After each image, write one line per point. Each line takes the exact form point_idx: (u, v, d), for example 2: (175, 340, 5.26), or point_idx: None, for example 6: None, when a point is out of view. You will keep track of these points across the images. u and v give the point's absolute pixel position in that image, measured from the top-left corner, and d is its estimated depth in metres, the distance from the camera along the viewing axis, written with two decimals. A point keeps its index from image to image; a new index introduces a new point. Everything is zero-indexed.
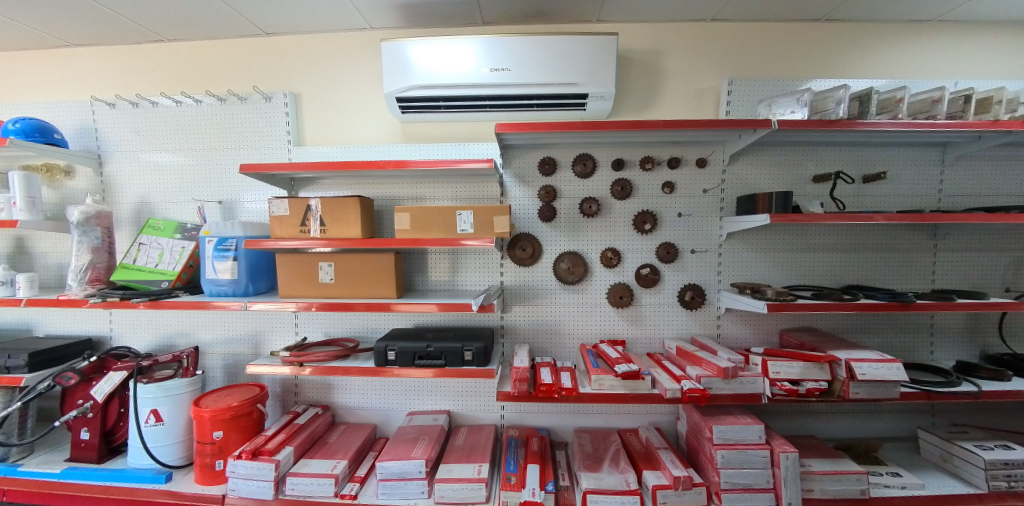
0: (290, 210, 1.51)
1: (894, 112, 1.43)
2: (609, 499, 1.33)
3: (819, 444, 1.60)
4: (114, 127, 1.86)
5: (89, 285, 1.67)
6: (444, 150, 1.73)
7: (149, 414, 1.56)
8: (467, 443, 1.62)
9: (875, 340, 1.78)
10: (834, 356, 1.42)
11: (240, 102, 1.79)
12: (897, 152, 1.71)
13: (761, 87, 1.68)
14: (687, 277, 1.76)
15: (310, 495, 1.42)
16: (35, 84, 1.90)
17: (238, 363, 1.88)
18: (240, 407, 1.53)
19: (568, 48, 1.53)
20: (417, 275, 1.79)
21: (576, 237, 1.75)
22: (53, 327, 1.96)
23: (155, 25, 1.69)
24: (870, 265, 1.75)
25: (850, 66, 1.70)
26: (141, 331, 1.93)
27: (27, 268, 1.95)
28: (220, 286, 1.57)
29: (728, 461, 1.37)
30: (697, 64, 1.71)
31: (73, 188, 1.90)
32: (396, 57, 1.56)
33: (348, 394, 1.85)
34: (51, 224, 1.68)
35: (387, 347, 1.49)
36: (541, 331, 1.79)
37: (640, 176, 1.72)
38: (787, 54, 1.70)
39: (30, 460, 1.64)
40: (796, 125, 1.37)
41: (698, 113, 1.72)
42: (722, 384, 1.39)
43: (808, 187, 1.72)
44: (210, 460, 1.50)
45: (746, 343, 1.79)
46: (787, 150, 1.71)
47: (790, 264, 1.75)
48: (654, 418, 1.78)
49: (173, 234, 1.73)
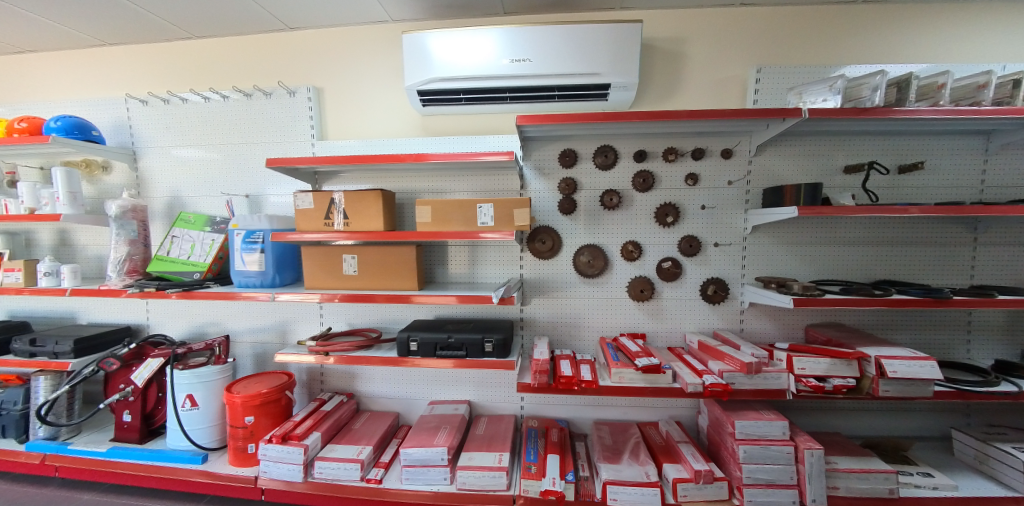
0: (315, 204, 1.55)
1: (935, 99, 1.37)
2: (629, 490, 1.34)
3: (844, 441, 1.57)
4: (147, 123, 1.93)
5: (127, 276, 1.75)
6: (463, 143, 1.72)
7: (185, 399, 1.63)
8: (487, 432, 1.65)
9: (907, 337, 1.72)
10: (864, 353, 1.39)
11: (264, 97, 1.83)
12: (937, 141, 1.63)
13: (790, 75, 1.62)
14: (710, 271, 1.73)
15: (337, 478, 1.48)
16: (72, 83, 1.97)
17: (266, 351, 1.95)
18: (269, 394, 1.58)
19: (591, 38, 1.50)
20: (438, 267, 1.81)
21: (596, 230, 1.73)
22: (95, 315, 2.06)
23: (184, 22, 1.73)
24: (903, 260, 1.68)
25: (887, 50, 1.62)
26: (175, 319, 2.01)
27: (69, 259, 2.06)
28: (248, 278, 1.63)
29: (750, 456, 1.36)
30: (724, 52, 1.66)
31: (110, 183, 1.98)
32: (417, 49, 1.56)
33: (371, 382, 1.90)
34: (90, 218, 1.75)
35: (409, 337, 1.52)
36: (560, 324, 1.79)
37: (663, 168, 1.69)
38: (819, 39, 1.63)
39: (78, 439, 1.75)
40: (827, 115, 1.32)
41: (723, 103, 1.68)
42: (745, 379, 1.38)
43: (838, 178, 1.66)
44: (242, 443, 1.57)
45: (770, 338, 1.75)
46: (817, 140, 1.65)
47: (817, 259, 1.70)
48: (674, 412, 1.78)
49: (203, 227, 1.80)
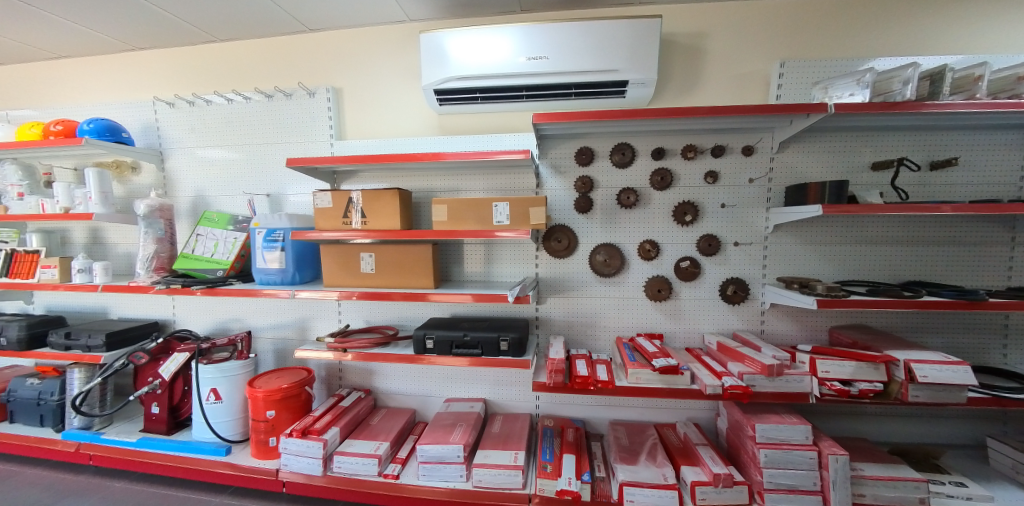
0: (333, 202, 1.57)
1: (971, 92, 1.31)
2: (646, 492, 1.32)
3: (871, 447, 1.52)
4: (173, 125, 1.99)
5: (155, 273, 1.81)
6: (479, 142, 1.72)
7: (209, 393, 1.68)
8: (503, 431, 1.65)
9: (938, 340, 1.65)
10: (892, 357, 1.34)
11: (285, 98, 1.87)
12: (972, 136, 1.56)
13: (815, 69, 1.57)
14: (729, 271, 1.69)
15: (355, 473, 1.50)
16: (103, 86, 2.05)
17: (286, 347, 2.00)
18: (289, 389, 1.62)
19: (608, 35, 1.48)
20: (453, 265, 1.82)
21: (613, 229, 1.72)
22: (125, 310, 2.15)
23: (209, 26, 1.77)
24: (935, 260, 1.61)
25: (920, 41, 1.56)
26: (199, 315, 2.07)
27: (101, 256, 2.14)
28: (269, 276, 1.67)
29: (771, 461, 1.33)
30: (745, 46, 1.62)
31: (139, 183, 2.06)
32: (433, 48, 1.57)
33: (388, 379, 1.92)
34: (120, 216, 1.82)
35: (425, 335, 1.53)
36: (576, 323, 1.78)
37: (681, 165, 1.66)
38: (846, 32, 1.58)
39: (110, 429, 1.82)
40: (855, 109, 1.27)
41: (745, 98, 1.63)
42: (766, 382, 1.35)
43: (865, 175, 1.61)
44: (264, 437, 1.61)
45: (792, 340, 1.71)
46: (844, 135, 1.60)
47: (842, 259, 1.65)
48: (692, 414, 1.75)
49: (226, 226, 1.84)
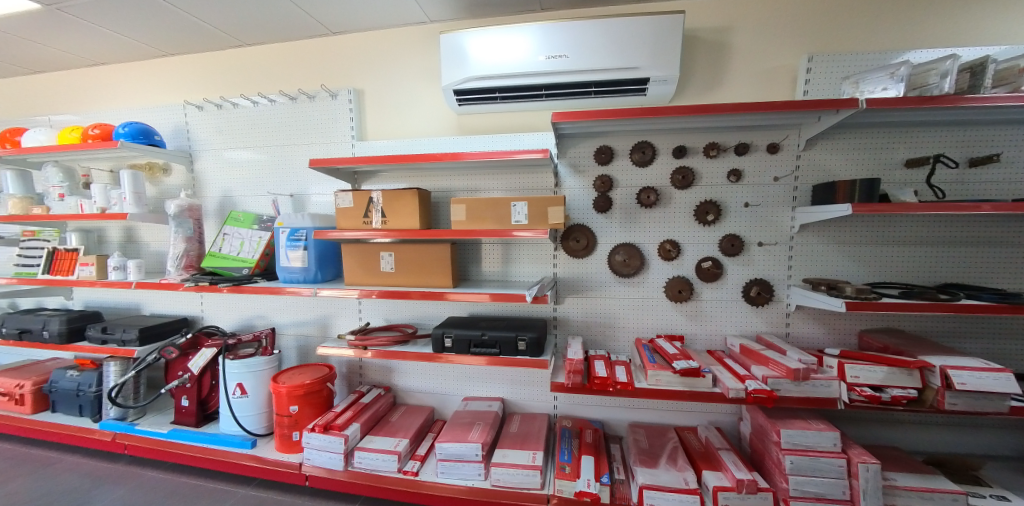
0: (354, 202, 1.60)
1: (1015, 84, 1.24)
2: (667, 496, 1.30)
3: (904, 457, 1.46)
4: (201, 127, 2.06)
5: (184, 271, 1.88)
6: (497, 141, 1.72)
7: (235, 387, 1.73)
8: (521, 430, 1.65)
9: (976, 346, 1.58)
10: (927, 362, 1.28)
11: (308, 100, 1.91)
12: (1017, 131, 1.47)
13: (845, 63, 1.52)
14: (753, 272, 1.65)
15: (375, 469, 1.53)
16: (137, 91, 2.13)
17: (308, 344, 2.04)
18: (312, 385, 1.66)
19: (629, 32, 1.46)
20: (471, 265, 1.83)
21: (632, 228, 1.69)
22: (157, 306, 2.23)
23: (236, 31, 1.83)
24: (975, 261, 1.54)
25: (960, 32, 1.48)
26: (226, 312, 2.13)
27: (135, 255, 2.23)
28: (292, 274, 1.71)
29: (797, 468, 1.29)
30: (771, 41, 1.57)
31: (170, 184, 2.14)
32: (453, 49, 1.58)
33: (406, 377, 1.94)
34: (152, 216, 1.89)
35: (443, 334, 1.54)
36: (594, 324, 1.76)
37: (703, 164, 1.63)
38: (879, 24, 1.52)
39: (143, 420, 1.90)
40: (889, 104, 1.22)
41: (771, 94, 1.59)
42: (791, 386, 1.31)
43: (899, 173, 1.54)
44: (287, 431, 1.66)
45: (820, 344, 1.65)
46: (876, 131, 1.53)
47: (873, 260, 1.59)
48: (713, 418, 1.71)
49: (251, 225, 1.89)
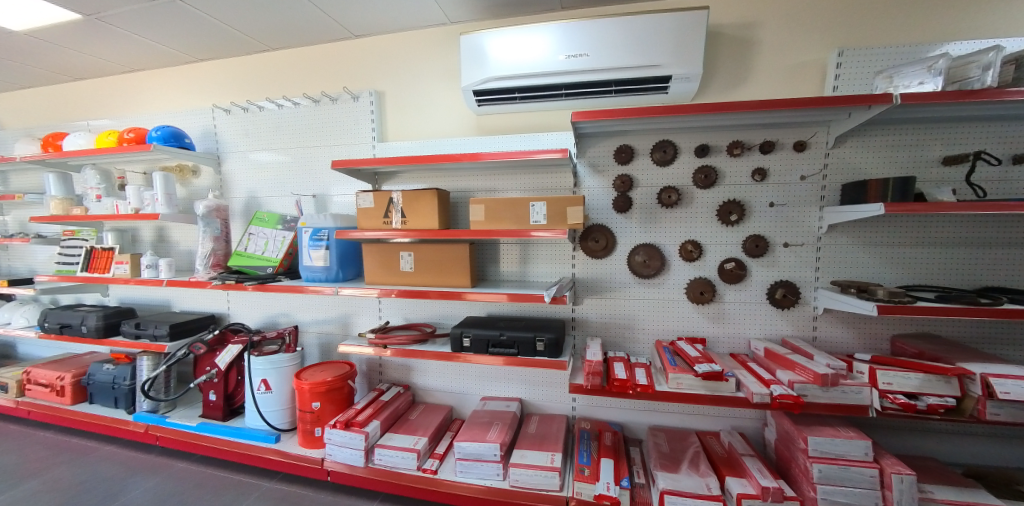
0: (374, 203, 1.62)
1: None
2: (689, 502, 1.28)
3: (942, 468, 1.39)
4: (229, 130, 2.12)
5: (212, 269, 1.94)
6: (516, 141, 1.72)
7: (260, 383, 1.78)
8: (539, 431, 1.65)
9: (1021, 353, 1.49)
10: (967, 370, 1.22)
11: (331, 102, 1.95)
12: None
13: (878, 57, 1.46)
14: (778, 273, 1.61)
15: (395, 466, 1.55)
16: (169, 96, 2.22)
17: (329, 342, 2.09)
18: (334, 382, 1.69)
19: (651, 29, 1.44)
20: (489, 265, 1.84)
21: (652, 229, 1.67)
22: (186, 303, 2.31)
23: (263, 36, 1.88)
24: (1020, 264, 1.46)
25: (1006, 21, 1.40)
26: (251, 309, 2.20)
27: (166, 253, 2.32)
28: (315, 273, 1.75)
29: (826, 476, 1.25)
30: (799, 35, 1.53)
31: (199, 185, 2.21)
32: (473, 49, 1.58)
33: (425, 376, 1.96)
34: (182, 216, 1.97)
35: (462, 333, 1.55)
36: (613, 325, 1.75)
37: (727, 162, 1.59)
38: (916, 15, 1.45)
39: (173, 412, 1.98)
40: (927, 99, 1.17)
41: (798, 90, 1.54)
42: (820, 392, 1.27)
43: (936, 171, 1.48)
44: (310, 426, 1.70)
45: (849, 349, 1.59)
46: (912, 128, 1.47)
47: (907, 261, 1.52)
48: (737, 423, 1.67)
49: (275, 225, 1.94)
